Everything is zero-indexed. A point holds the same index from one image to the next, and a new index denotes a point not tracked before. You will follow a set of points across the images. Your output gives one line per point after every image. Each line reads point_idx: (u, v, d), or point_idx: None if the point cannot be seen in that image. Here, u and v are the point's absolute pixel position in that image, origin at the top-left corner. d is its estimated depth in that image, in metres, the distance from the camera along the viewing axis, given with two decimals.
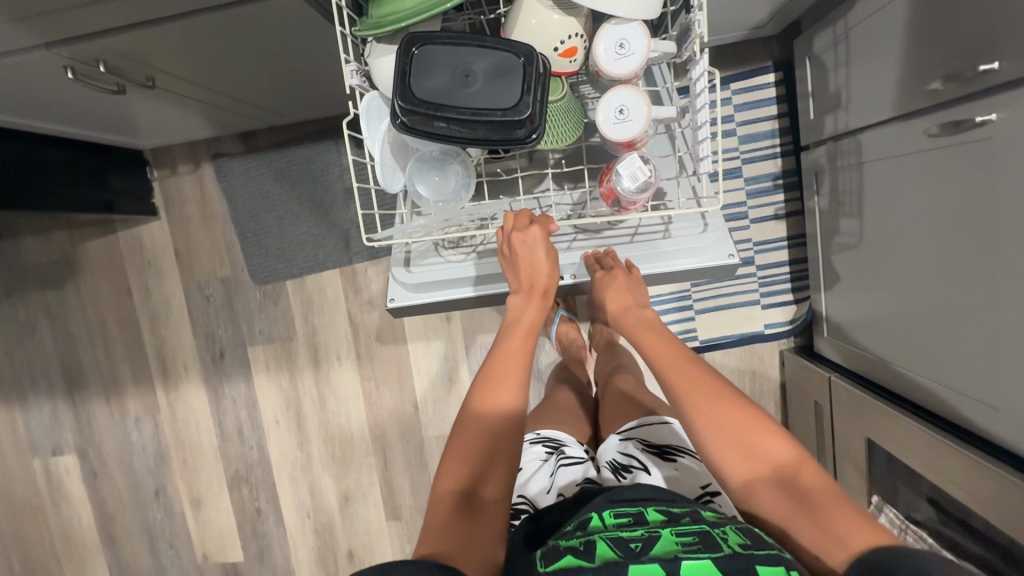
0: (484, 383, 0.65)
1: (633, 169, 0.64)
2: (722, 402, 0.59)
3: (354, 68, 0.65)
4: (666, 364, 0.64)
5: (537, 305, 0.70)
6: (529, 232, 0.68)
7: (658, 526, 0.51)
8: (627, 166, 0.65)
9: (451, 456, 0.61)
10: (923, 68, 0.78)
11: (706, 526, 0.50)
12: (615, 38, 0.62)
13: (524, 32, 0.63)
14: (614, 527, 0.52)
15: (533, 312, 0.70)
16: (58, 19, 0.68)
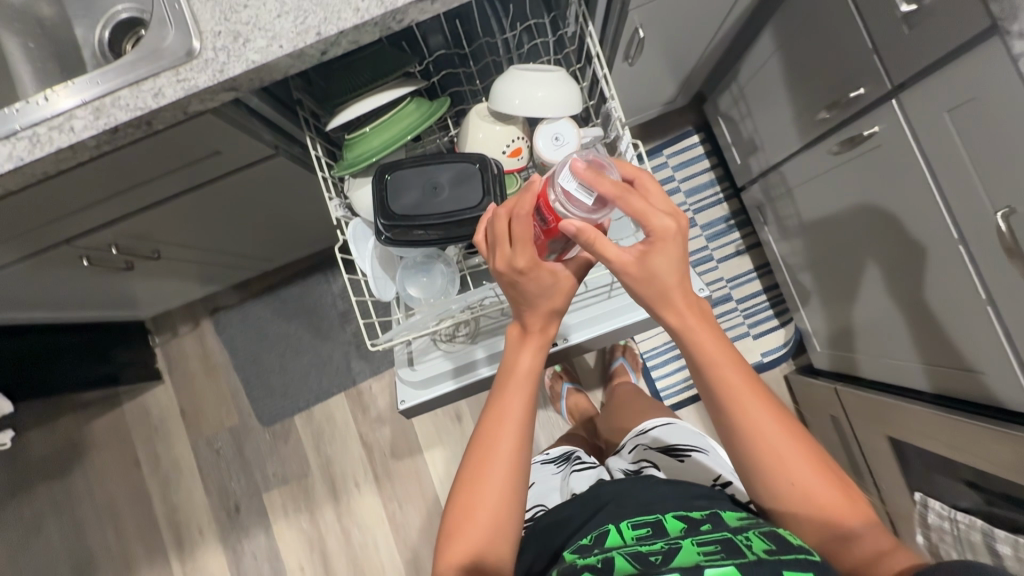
0: (486, 437, 0.62)
1: (575, 181, 0.57)
2: (763, 423, 0.58)
3: (338, 202, 0.76)
4: (719, 381, 0.59)
5: (537, 346, 0.66)
6: (517, 259, 0.61)
7: (679, 537, 0.52)
8: (562, 178, 0.57)
9: (455, 504, 0.60)
10: (810, 105, 0.92)
11: (729, 535, 0.51)
12: (550, 133, 0.74)
13: (475, 144, 0.76)
14: (633, 543, 0.53)
15: (531, 352, 0.65)
16: (77, 219, 0.78)
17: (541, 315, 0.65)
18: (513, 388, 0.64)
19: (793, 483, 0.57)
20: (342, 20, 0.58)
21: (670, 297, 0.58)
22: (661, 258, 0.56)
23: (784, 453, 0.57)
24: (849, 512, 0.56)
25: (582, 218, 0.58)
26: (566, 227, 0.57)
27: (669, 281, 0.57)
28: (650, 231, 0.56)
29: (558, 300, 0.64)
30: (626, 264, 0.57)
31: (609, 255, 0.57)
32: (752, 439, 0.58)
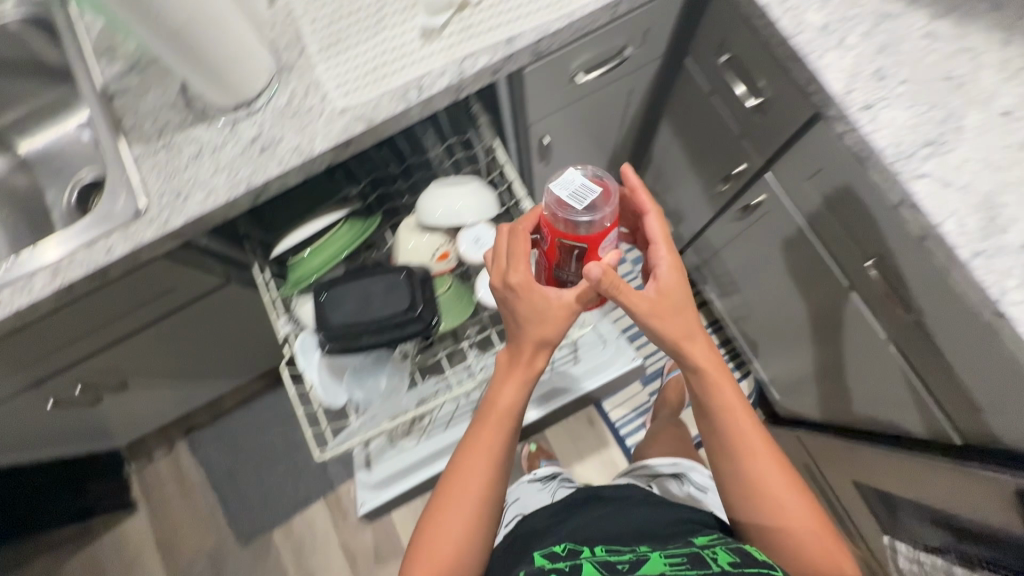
0: (462, 463, 0.68)
1: (574, 189, 0.61)
2: (755, 445, 0.65)
3: (286, 319, 0.83)
4: (732, 421, 0.66)
5: (520, 381, 0.69)
6: (512, 273, 0.67)
7: (649, 553, 0.58)
8: (562, 185, 0.61)
9: (430, 520, 0.66)
10: (711, 180, 1.03)
11: (699, 551, 0.57)
12: (471, 236, 0.83)
13: (406, 253, 0.84)
14: (603, 555, 0.58)
15: (514, 388, 0.69)
16: (39, 365, 0.83)
17: (534, 343, 0.68)
18: (492, 421, 0.69)
19: (780, 507, 0.63)
20: (267, 171, 0.68)
21: (686, 338, 0.67)
22: (669, 302, 0.67)
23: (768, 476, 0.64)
24: (828, 554, 0.61)
25: (585, 228, 0.63)
26: (589, 274, 0.62)
27: (678, 325, 0.67)
28: (659, 277, 0.68)
29: (549, 328, 0.67)
30: (638, 300, 0.65)
31: (627, 300, 0.65)
32: (740, 459, 0.65)
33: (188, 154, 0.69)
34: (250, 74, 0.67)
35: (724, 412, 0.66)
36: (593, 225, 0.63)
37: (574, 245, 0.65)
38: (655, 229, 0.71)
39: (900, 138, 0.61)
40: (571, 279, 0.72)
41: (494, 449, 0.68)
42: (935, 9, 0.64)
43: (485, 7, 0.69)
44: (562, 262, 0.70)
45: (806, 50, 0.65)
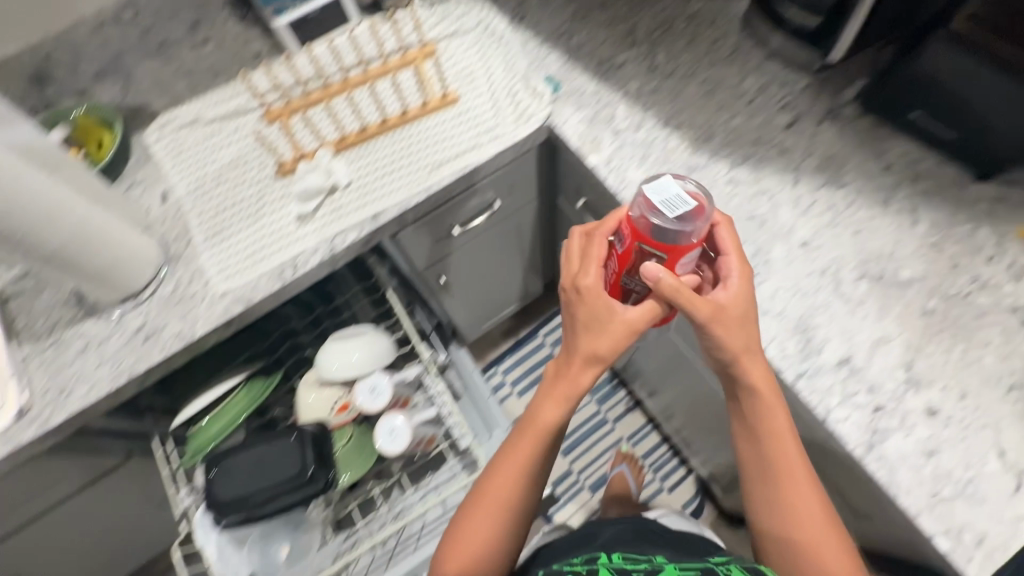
0: (465, 513, 0.65)
1: (669, 195, 0.51)
2: (795, 471, 0.58)
3: (186, 492, 0.81)
4: (780, 447, 0.58)
5: (563, 399, 0.61)
6: (583, 275, 0.58)
7: (664, 563, 0.54)
8: (654, 191, 0.52)
9: (460, 529, 0.64)
10: None
11: (711, 565, 0.53)
12: (366, 387, 0.86)
13: (306, 407, 0.88)
14: (617, 563, 0.55)
15: (556, 407, 0.61)
16: None
17: (581, 355, 0.58)
18: (531, 438, 0.62)
19: (810, 550, 0.56)
20: (150, 358, 0.71)
21: (743, 353, 0.58)
22: (733, 317, 0.56)
23: (806, 517, 0.57)
24: None
25: (668, 234, 0.52)
26: (647, 270, 0.54)
27: (738, 341, 0.56)
28: (720, 295, 0.56)
29: (604, 343, 0.57)
30: (702, 311, 0.55)
31: (688, 310, 0.55)
32: (778, 486, 0.58)
33: (74, 349, 0.73)
34: (136, 273, 0.73)
35: (771, 443, 0.58)
36: (675, 235, 0.52)
37: (652, 253, 0.54)
38: (727, 239, 0.59)
39: None
40: (637, 295, 0.59)
41: (513, 482, 0.63)
42: (734, 159, 0.75)
43: (355, 190, 0.77)
44: (634, 267, 0.57)
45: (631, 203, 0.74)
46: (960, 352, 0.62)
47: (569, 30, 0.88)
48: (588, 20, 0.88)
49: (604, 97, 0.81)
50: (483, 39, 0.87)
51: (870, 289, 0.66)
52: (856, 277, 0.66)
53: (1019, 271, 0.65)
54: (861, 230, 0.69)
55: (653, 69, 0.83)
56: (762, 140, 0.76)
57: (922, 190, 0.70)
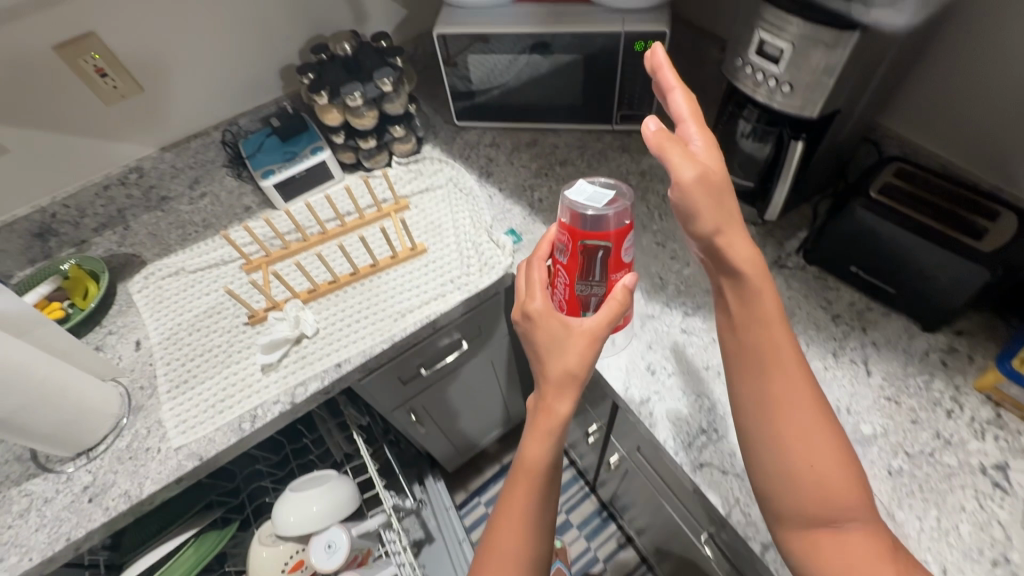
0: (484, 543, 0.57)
1: (594, 194, 0.58)
2: (784, 364, 0.49)
3: None
4: (763, 335, 0.50)
5: (546, 435, 0.57)
6: (530, 300, 0.61)
7: None
8: (578, 195, 0.58)
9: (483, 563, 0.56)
10: (584, 427, 1.08)
11: None
12: (323, 543, 0.82)
13: (256, 563, 0.82)
14: None
15: (540, 444, 0.57)
16: None
17: (554, 379, 0.57)
18: (524, 483, 0.58)
19: (812, 471, 0.46)
20: (91, 521, 0.68)
21: (721, 226, 0.50)
22: (716, 180, 0.49)
23: (812, 431, 0.47)
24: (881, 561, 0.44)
25: (599, 220, 0.58)
26: (642, 127, 0.51)
27: (714, 211, 0.49)
28: (698, 153, 0.51)
29: (573, 360, 0.57)
30: (687, 164, 0.49)
31: (674, 167, 0.49)
32: (771, 405, 0.48)
33: (16, 510, 0.70)
34: (89, 429, 0.72)
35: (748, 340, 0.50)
36: (605, 223, 0.59)
37: (596, 245, 0.60)
38: (681, 104, 0.52)
39: (677, 428, 0.68)
40: (596, 298, 0.65)
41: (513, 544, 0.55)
42: (686, 308, 0.77)
43: (320, 339, 0.80)
44: (583, 264, 0.62)
45: None
46: (934, 519, 0.59)
47: (533, 184, 0.96)
48: (549, 175, 0.97)
49: None
50: (451, 195, 0.95)
51: None
52: None
53: (981, 427, 0.64)
54: None
55: None
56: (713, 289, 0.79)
57: (872, 341, 0.72)
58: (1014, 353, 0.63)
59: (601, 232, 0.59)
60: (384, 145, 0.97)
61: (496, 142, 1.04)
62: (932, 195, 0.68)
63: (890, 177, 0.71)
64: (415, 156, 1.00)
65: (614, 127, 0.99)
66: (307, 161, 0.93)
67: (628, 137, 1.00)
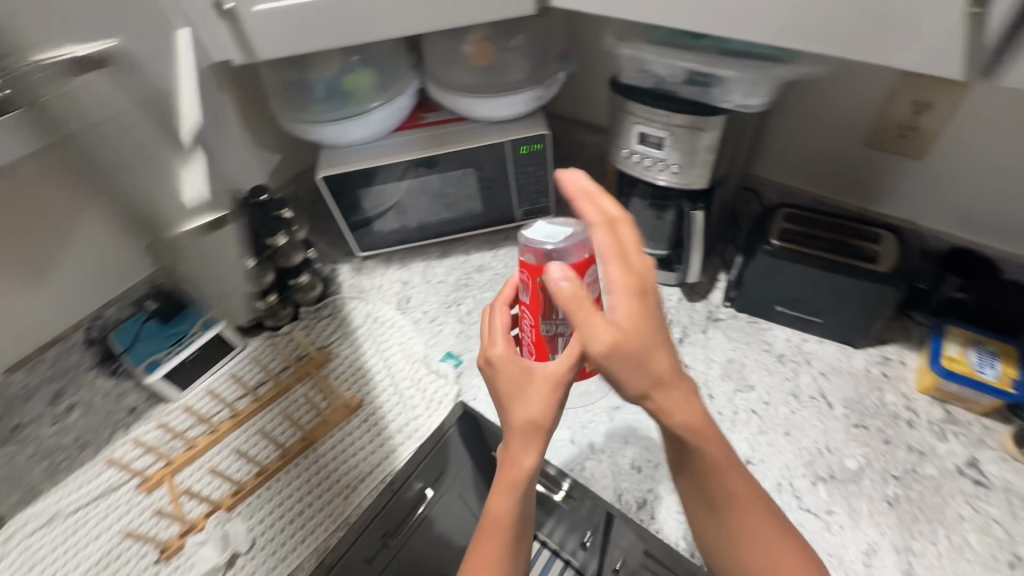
0: None
1: (552, 231, 0.50)
2: (724, 454, 0.48)
3: None
4: (699, 439, 0.47)
5: (512, 486, 0.50)
6: (491, 345, 0.53)
7: None
8: (533, 229, 0.51)
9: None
10: (573, 533, 1.00)
11: None
12: None
13: None
14: None
15: (504, 495, 0.51)
16: None
17: (517, 429, 0.49)
18: (491, 539, 0.51)
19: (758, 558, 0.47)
20: None
21: (658, 388, 0.43)
22: (634, 347, 0.42)
23: (758, 522, 0.48)
24: None
25: (564, 257, 0.49)
26: (549, 274, 0.44)
27: (649, 374, 0.43)
28: (615, 318, 0.42)
29: (536, 408, 0.48)
30: (597, 338, 0.41)
31: (589, 337, 0.42)
32: (716, 498, 0.48)
33: None
34: None
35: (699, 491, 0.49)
36: (568, 254, 0.49)
37: None
38: (603, 241, 0.45)
39: (684, 525, 0.63)
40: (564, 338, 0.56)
41: None
42: None
43: (260, 552, 0.66)
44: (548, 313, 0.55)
45: (568, 469, 0.69)
46: (945, 538, 0.59)
47: (456, 298, 0.92)
48: (470, 285, 0.94)
49: None
50: (372, 333, 0.88)
51: (830, 494, 0.63)
52: (812, 484, 0.64)
53: (940, 428, 0.67)
54: (791, 430, 0.69)
55: None
56: None
57: (820, 372, 0.75)
58: (939, 353, 0.69)
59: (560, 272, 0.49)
60: (286, 299, 0.89)
61: (405, 265, 0.99)
62: (822, 231, 0.75)
63: (783, 222, 0.77)
64: (322, 301, 0.93)
65: (518, 223, 1.00)
66: (197, 339, 0.81)
67: None
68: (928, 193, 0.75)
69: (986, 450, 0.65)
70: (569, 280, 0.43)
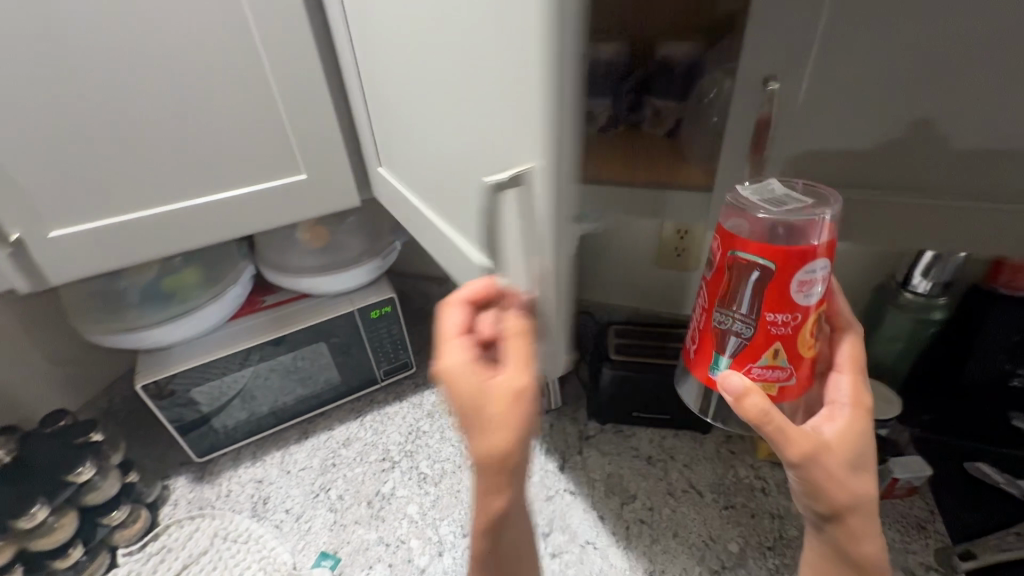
0: None
1: (777, 196, 0.42)
2: (873, 532, 0.49)
3: None
4: (854, 514, 0.47)
5: (489, 488, 0.42)
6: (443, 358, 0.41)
7: None
8: (753, 191, 0.43)
9: None
10: None
11: None
12: None
13: None
14: None
15: (490, 498, 0.43)
16: None
17: (482, 463, 0.41)
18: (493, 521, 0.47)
19: None
20: None
21: (850, 509, 0.47)
22: (831, 460, 0.45)
23: None
24: None
25: (797, 235, 0.41)
26: (731, 379, 0.43)
27: (843, 493, 0.46)
28: (830, 428, 0.47)
29: (496, 439, 0.39)
30: (794, 450, 0.44)
31: (787, 437, 0.43)
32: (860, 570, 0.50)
33: None
34: None
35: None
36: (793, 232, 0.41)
37: (751, 264, 0.41)
38: (845, 359, 0.51)
39: None
40: (739, 336, 0.44)
41: None
42: (541, 528, 0.75)
43: None
44: (731, 296, 0.43)
45: None
46: None
47: (323, 483, 0.83)
48: (338, 464, 0.86)
49: (391, 539, 0.75)
50: (223, 556, 0.74)
51: None
52: None
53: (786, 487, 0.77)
54: (677, 530, 0.73)
55: (423, 480, 0.82)
56: (552, 493, 0.79)
57: (685, 464, 0.82)
58: None
59: (755, 250, 0.40)
60: (96, 545, 0.71)
61: (258, 458, 0.88)
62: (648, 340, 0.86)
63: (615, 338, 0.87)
64: (151, 532, 0.76)
65: (381, 383, 0.97)
66: None
67: (398, 386, 0.99)
68: None
69: None
70: (741, 387, 0.42)
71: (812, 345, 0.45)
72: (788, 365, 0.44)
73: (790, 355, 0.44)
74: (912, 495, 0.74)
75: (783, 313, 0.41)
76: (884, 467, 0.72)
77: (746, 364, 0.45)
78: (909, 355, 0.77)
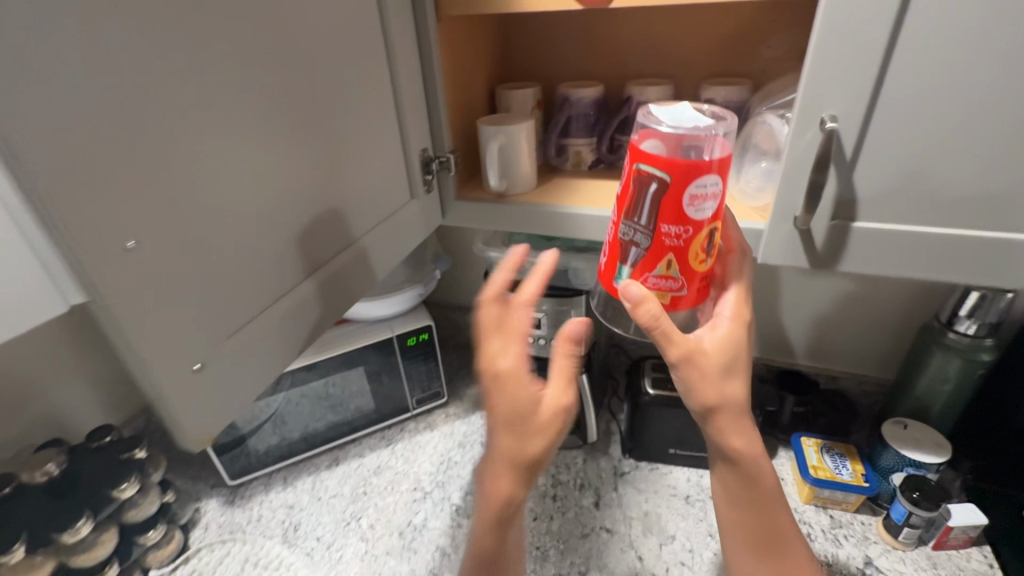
0: None
1: (687, 117, 0.38)
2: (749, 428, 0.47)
3: None
4: (732, 416, 0.45)
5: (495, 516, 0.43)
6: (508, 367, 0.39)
7: None
8: (665, 110, 0.39)
9: None
10: None
11: None
12: None
13: None
14: None
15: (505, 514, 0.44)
16: None
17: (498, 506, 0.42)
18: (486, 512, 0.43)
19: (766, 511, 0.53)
20: None
21: (723, 413, 0.44)
22: (703, 362, 0.42)
23: (766, 492, 0.52)
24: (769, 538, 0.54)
25: (700, 151, 0.37)
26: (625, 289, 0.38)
27: (715, 393, 0.43)
28: (707, 341, 0.43)
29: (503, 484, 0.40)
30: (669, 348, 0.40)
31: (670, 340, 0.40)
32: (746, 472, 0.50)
33: None
34: None
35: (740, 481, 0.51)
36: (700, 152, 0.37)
37: (653, 175, 0.37)
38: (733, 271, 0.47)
39: None
40: (641, 252, 0.40)
41: None
42: (577, 566, 0.73)
43: None
44: (634, 208, 0.39)
45: None
46: None
47: (355, 510, 0.83)
48: (369, 492, 0.85)
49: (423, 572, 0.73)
50: None
51: None
52: None
53: (832, 533, 0.74)
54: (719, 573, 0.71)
55: (455, 512, 0.81)
56: (587, 530, 0.77)
57: None
58: (805, 464, 0.77)
59: (657, 157, 0.36)
60: (129, 565, 0.71)
61: (290, 483, 0.88)
62: None
63: (652, 372, 0.87)
64: (182, 554, 0.76)
65: (414, 412, 0.97)
66: None
67: (430, 415, 0.99)
68: (829, 334, 0.88)
69: (872, 545, 0.73)
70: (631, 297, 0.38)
71: (709, 263, 0.41)
72: (681, 280, 0.40)
73: (686, 271, 0.40)
74: (968, 546, 0.71)
75: (679, 225, 0.38)
76: (938, 514, 0.70)
77: (643, 276, 0.40)
78: (958, 397, 0.76)
